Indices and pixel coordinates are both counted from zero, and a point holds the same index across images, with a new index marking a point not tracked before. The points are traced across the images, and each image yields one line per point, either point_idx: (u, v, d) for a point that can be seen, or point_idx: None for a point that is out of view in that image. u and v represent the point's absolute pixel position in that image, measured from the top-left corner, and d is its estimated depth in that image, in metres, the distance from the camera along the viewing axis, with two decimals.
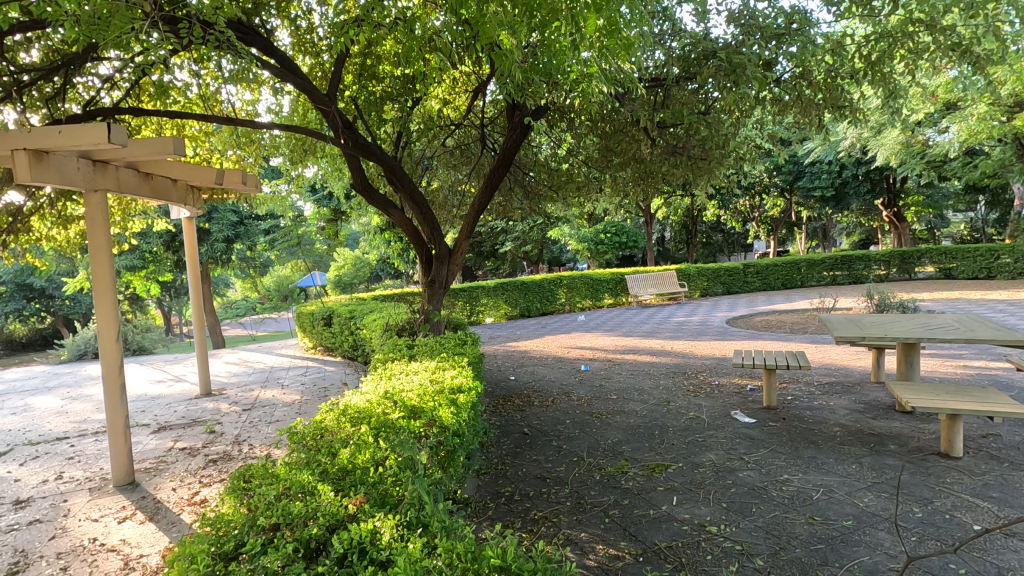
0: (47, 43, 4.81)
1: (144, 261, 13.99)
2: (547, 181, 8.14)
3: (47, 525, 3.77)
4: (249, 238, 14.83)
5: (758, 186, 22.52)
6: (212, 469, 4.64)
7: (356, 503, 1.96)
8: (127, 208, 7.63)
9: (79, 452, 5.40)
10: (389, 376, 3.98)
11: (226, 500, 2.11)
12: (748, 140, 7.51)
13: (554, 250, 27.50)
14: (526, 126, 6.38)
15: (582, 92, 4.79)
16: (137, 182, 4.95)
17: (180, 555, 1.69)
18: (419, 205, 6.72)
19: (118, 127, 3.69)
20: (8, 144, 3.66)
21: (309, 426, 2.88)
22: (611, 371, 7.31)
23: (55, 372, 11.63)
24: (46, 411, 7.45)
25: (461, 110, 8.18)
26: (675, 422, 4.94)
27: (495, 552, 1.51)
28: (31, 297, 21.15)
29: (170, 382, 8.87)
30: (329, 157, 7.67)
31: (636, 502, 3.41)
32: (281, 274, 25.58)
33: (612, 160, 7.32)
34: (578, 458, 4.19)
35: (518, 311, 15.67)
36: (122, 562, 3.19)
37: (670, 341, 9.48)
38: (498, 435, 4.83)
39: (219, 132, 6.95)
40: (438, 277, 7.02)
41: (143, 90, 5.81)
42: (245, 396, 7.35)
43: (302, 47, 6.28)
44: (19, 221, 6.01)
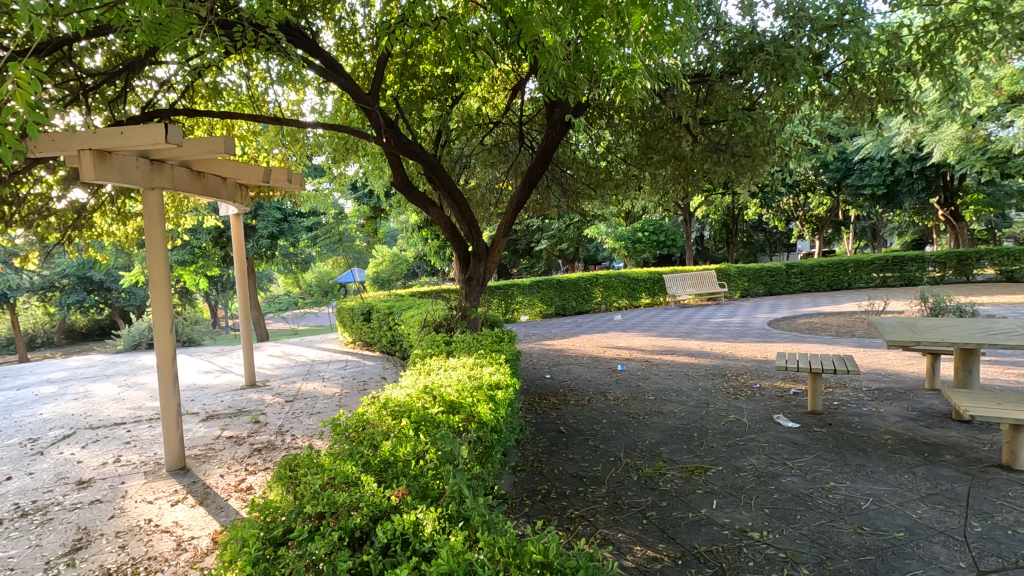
0: (109, 49, 5.07)
1: (194, 257, 14.55)
2: (585, 179, 8.10)
3: (106, 505, 3.98)
4: (293, 234, 15.29)
5: (803, 184, 21.81)
6: (257, 458, 4.81)
7: (398, 495, 2.00)
8: (180, 205, 8.01)
9: (134, 437, 5.69)
10: (427, 371, 4.05)
11: (274, 488, 2.20)
12: (795, 137, 7.29)
13: (590, 248, 27.31)
14: (566, 124, 6.36)
15: (626, 90, 4.74)
16: (190, 181, 5.16)
17: (233, 538, 1.76)
18: (458, 203, 6.78)
19: (175, 128, 3.85)
20: (74, 144, 3.87)
21: (352, 418, 2.95)
22: (648, 371, 7.20)
23: (113, 360, 12.27)
24: (105, 397, 7.88)
25: (499, 108, 8.21)
26: (715, 424, 4.84)
27: (537, 548, 1.51)
28: (91, 290, 22.18)
29: (218, 373, 9.23)
30: (370, 156, 7.83)
31: (675, 504, 3.36)
32: (323, 269, 26.31)
33: (652, 158, 7.23)
34: (615, 458, 4.16)
35: (554, 309, 15.67)
36: (175, 543, 3.34)
37: (710, 342, 9.30)
38: (533, 433, 4.83)
39: (266, 131, 7.17)
40: (475, 274, 7.07)
41: (197, 91, 6.04)
42: (288, 388, 7.58)
43: (345, 48, 6.43)
44: (84, 218, 6.37)
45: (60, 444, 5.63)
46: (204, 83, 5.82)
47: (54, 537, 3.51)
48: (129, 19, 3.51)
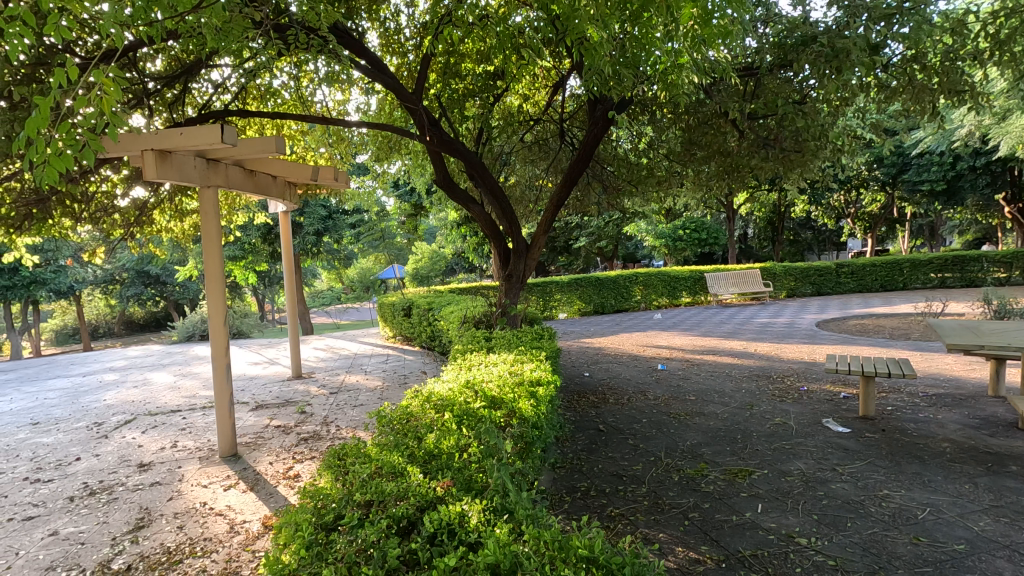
0: (170, 54, 5.32)
1: (244, 252, 15.10)
2: (626, 176, 7.97)
3: (165, 487, 4.20)
4: (337, 231, 15.71)
5: (855, 180, 20.92)
6: (304, 447, 4.98)
7: (443, 486, 2.04)
8: (232, 202, 8.34)
9: (189, 424, 5.97)
10: (469, 366, 4.11)
11: (324, 476, 2.28)
12: (848, 130, 7.01)
13: (629, 245, 26.99)
14: (608, 120, 6.31)
15: (672, 85, 4.65)
16: (242, 179, 5.37)
17: (287, 523, 1.84)
18: (499, 201, 6.82)
19: (230, 129, 4.02)
20: (139, 145, 4.08)
21: (396, 411, 3.02)
22: (689, 371, 7.08)
23: (168, 350, 12.90)
24: (162, 386, 8.30)
25: (540, 105, 8.21)
26: (760, 427, 4.72)
27: (582, 543, 1.53)
28: (148, 284, 23.29)
29: (265, 364, 9.58)
30: (413, 154, 7.98)
31: (717, 507, 3.30)
32: (364, 265, 26.86)
33: (695, 154, 7.08)
34: (655, 458, 4.11)
35: (592, 307, 15.62)
36: (229, 526, 3.50)
37: (754, 343, 9.07)
38: (572, 430, 4.83)
39: (313, 130, 7.39)
40: (515, 271, 7.10)
41: (249, 93, 6.28)
42: (332, 380, 7.83)
43: (390, 48, 6.56)
44: (145, 215, 6.72)
45: (122, 428, 5.97)
46: (256, 84, 6.04)
47: (119, 515, 3.73)
48: (193, 25, 3.65)
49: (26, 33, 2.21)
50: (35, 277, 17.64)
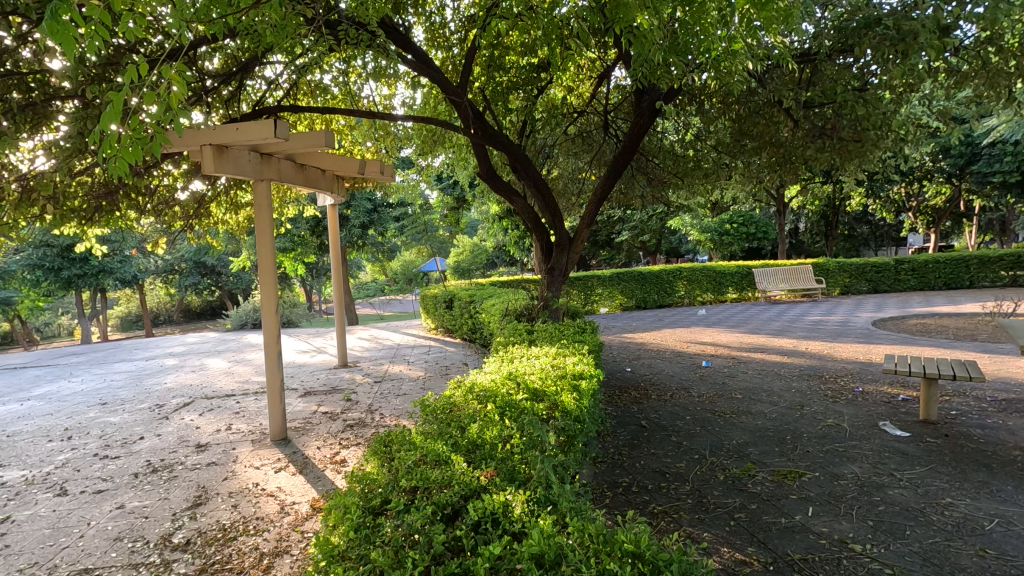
0: (225, 52, 5.52)
1: (294, 244, 15.60)
2: (672, 168, 7.77)
3: (221, 467, 4.41)
4: (381, 224, 16.05)
5: (918, 171, 19.80)
6: (349, 433, 5.12)
7: (487, 476, 2.06)
8: (283, 195, 8.65)
9: (242, 408, 6.24)
10: (510, 359, 4.12)
11: (371, 461, 2.34)
12: (913, 118, 6.63)
13: (672, 239, 26.47)
14: (655, 111, 6.18)
15: (724, 72, 4.50)
16: (294, 173, 5.53)
17: (336, 506, 1.90)
18: (542, 193, 6.80)
19: (283, 125, 4.16)
20: (198, 140, 4.26)
21: (440, 400, 3.06)
22: (735, 369, 6.90)
23: (224, 338, 13.50)
24: (217, 371, 8.71)
25: (584, 97, 8.14)
26: (811, 428, 4.54)
27: (628, 538, 1.51)
28: (205, 274, 24.36)
29: (313, 353, 9.91)
30: (456, 147, 8.04)
31: (765, 508, 3.21)
32: (408, 258, 27.36)
33: (745, 145, 6.86)
34: (699, 456, 4.03)
35: (635, 302, 15.44)
36: (279, 506, 3.65)
37: (804, 341, 8.75)
38: (614, 425, 4.78)
39: (360, 125, 7.55)
40: (558, 264, 7.08)
41: (300, 89, 6.46)
42: (377, 369, 8.03)
43: (435, 42, 6.62)
44: (202, 207, 7.04)
45: (181, 410, 6.29)
46: (307, 80, 6.22)
47: (179, 492, 3.94)
48: (251, 25, 3.79)
49: (99, 34, 2.33)
50: (103, 266, 18.74)
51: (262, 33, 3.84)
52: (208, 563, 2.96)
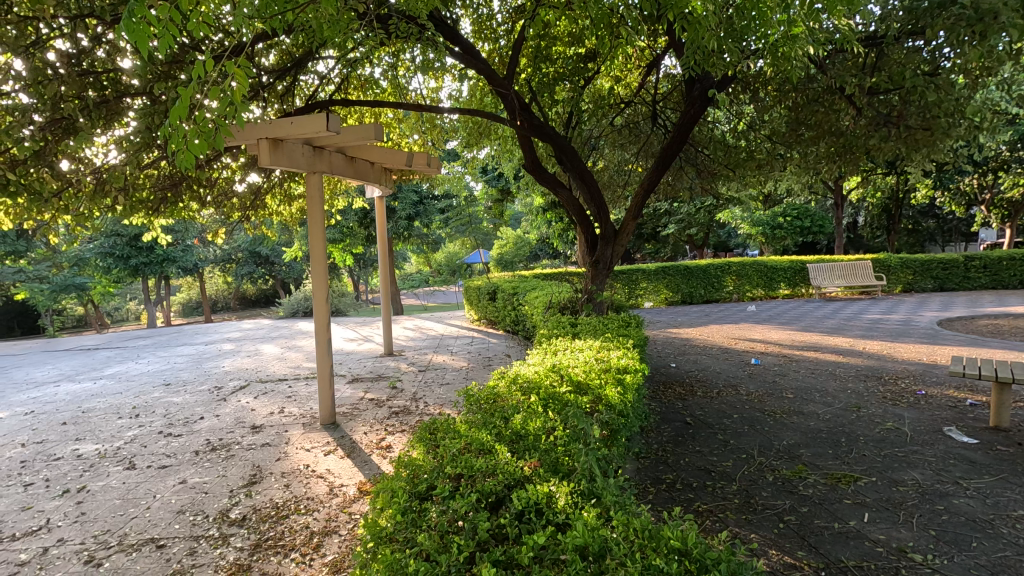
0: (281, 48, 5.71)
1: (343, 236, 16.03)
2: (723, 159, 7.53)
3: (275, 448, 4.61)
4: (427, 216, 16.31)
5: (993, 161, 18.45)
6: (395, 420, 5.25)
7: (531, 467, 2.07)
8: (334, 187, 8.89)
9: (294, 392, 6.50)
10: (554, 351, 4.11)
11: (417, 447, 2.39)
12: (990, 104, 6.17)
13: (720, 233, 25.70)
14: (707, 99, 6.00)
15: (782, 57, 4.31)
16: (344, 165, 5.67)
17: (383, 489, 1.96)
18: (588, 185, 6.74)
19: (335, 118, 4.27)
20: (255, 134, 4.43)
21: (484, 390, 3.10)
22: (787, 367, 6.67)
23: (277, 325, 14.06)
24: (271, 356, 9.08)
25: (632, 87, 8.01)
26: (868, 431, 4.35)
27: (675, 535, 1.49)
28: (259, 263, 25.31)
29: (360, 341, 10.19)
30: (502, 139, 8.06)
31: (817, 512, 3.10)
32: (452, 250, 27.68)
33: (802, 134, 6.58)
34: (747, 455, 3.92)
35: (680, 297, 15.22)
36: (328, 488, 3.78)
37: (862, 340, 8.35)
38: (657, 421, 4.72)
39: (407, 118, 7.69)
40: (602, 257, 7.01)
41: (351, 83, 6.63)
42: (421, 358, 8.19)
43: (482, 34, 6.65)
44: (258, 199, 7.33)
45: (238, 393, 6.60)
46: (358, 75, 6.36)
47: (236, 470, 4.15)
48: (310, 19, 3.90)
49: (169, 32, 2.43)
50: (166, 254, 19.72)
51: (321, 29, 3.96)
52: (263, 539, 3.10)
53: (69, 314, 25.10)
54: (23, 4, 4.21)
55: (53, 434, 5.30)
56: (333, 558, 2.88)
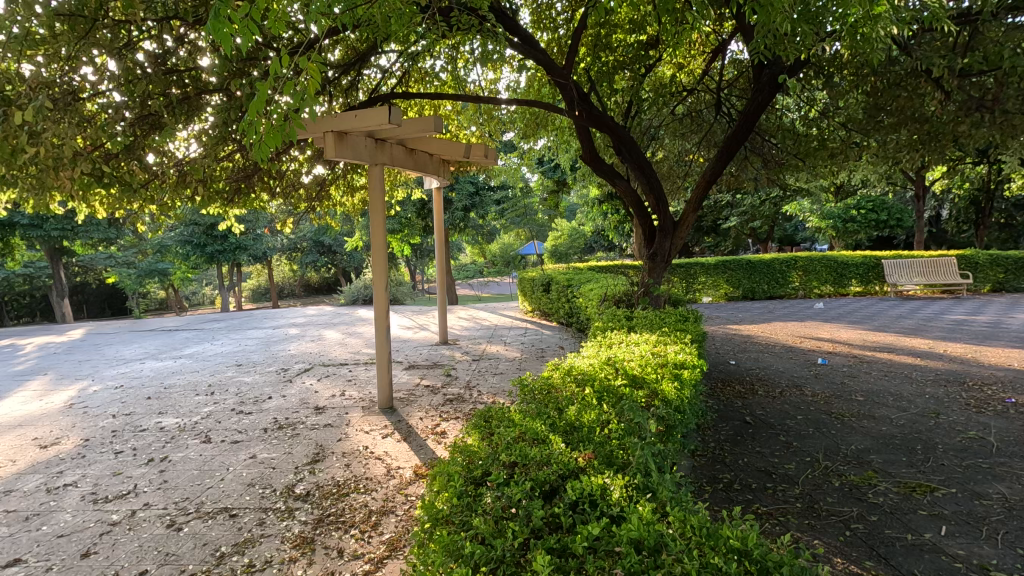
0: (346, 43, 5.89)
1: (402, 227, 16.44)
2: (792, 149, 7.17)
3: (336, 429, 4.82)
4: (483, 207, 16.47)
5: None
6: (449, 407, 5.36)
7: (585, 458, 2.07)
8: (394, 178, 9.12)
9: (354, 377, 6.76)
10: (609, 344, 4.08)
11: (472, 433, 2.44)
12: None
13: (786, 226, 24.51)
14: (776, 85, 5.71)
15: (862, 40, 4.05)
16: (404, 157, 5.79)
17: (441, 472, 2.02)
18: (646, 176, 6.59)
19: (396, 111, 4.37)
20: (322, 128, 4.60)
21: (538, 380, 3.11)
22: (857, 368, 6.32)
23: (339, 312, 14.65)
24: (333, 342, 9.47)
25: (694, 74, 7.77)
26: (947, 439, 4.06)
27: (734, 534, 1.45)
28: (322, 253, 26.35)
29: (417, 329, 10.47)
30: (560, 130, 8.01)
31: (888, 521, 2.93)
32: (507, 241, 27.83)
33: (881, 121, 6.16)
34: (812, 459, 3.76)
35: (741, 292, 14.78)
36: (386, 469, 3.92)
37: (944, 342, 7.77)
38: (715, 419, 4.59)
39: (465, 110, 7.78)
40: (661, 250, 6.86)
41: (411, 77, 6.76)
42: (476, 348, 8.31)
43: (541, 24, 6.61)
44: (324, 190, 7.63)
45: (303, 375, 6.94)
46: (418, 67, 6.48)
47: (301, 448, 4.37)
48: (375, 13, 3.99)
49: (249, 29, 2.54)
50: (239, 243, 20.74)
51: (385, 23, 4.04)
52: (325, 514, 3.27)
53: (153, 297, 27.07)
54: (117, 9, 4.54)
55: (139, 407, 5.76)
56: (390, 537, 2.99)
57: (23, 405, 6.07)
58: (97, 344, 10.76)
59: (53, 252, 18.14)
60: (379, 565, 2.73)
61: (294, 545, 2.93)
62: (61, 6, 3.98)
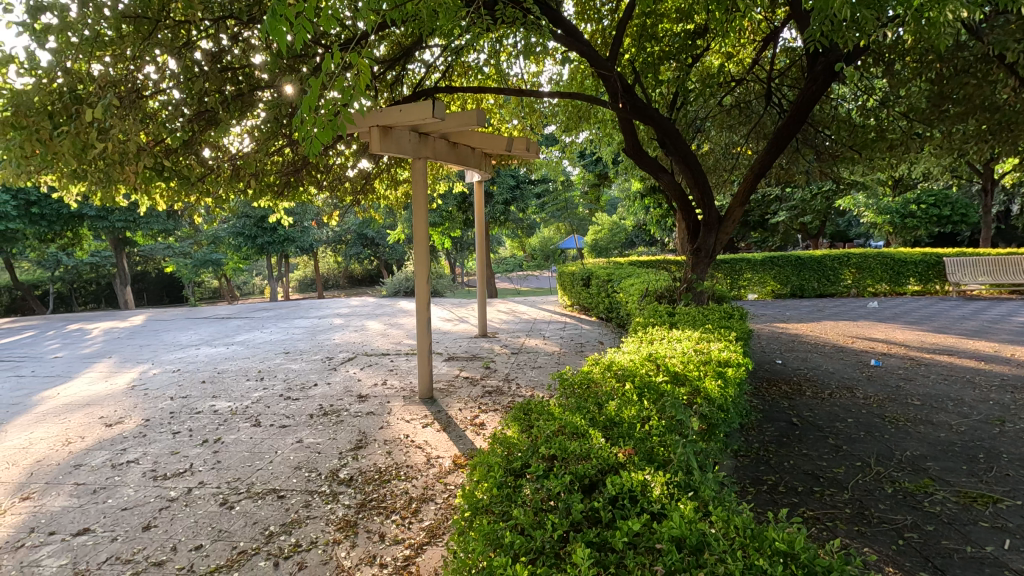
0: (393, 39, 5.99)
1: (442, 220, 16.65)
2: (848, 140, 6.86)
3: (378, 417, 4.94)
4: (523, 201, 16.49)
5: None
6: (488, 399, 5.42)
7: (625, 454, 2.05)
8: (437, 172, 9.24)
9: (395, 366, 6.91)
10: (650, 340, 4.02)
11: (512, 425, 2.46)
12: None
13: (839, 221, 23.51)
14: (832, 73, 5.47)
15: (928, 25, 3.84)
16: (447, 151, 5.84)
17: (481, 463, 2.04)
18: (691, 168, 6.44)
19: (440, 105, 4.40)
20: (368, 122, 4.70)
21: (578, 374, 3.10)
22: (914, 371, 6.02)
23: (381, 303, 14.97)
24: (376, 332, 9.70)
25: (743, 63, 7.54)
26: (1013, 448, 3.83)
27: (780, 536, 1.42)
28: (366, 245, 26.95)
29: (456, 321, 10.60)
30: (602, 122, 7.91)
31: (945, 532, 2.80)
32: (546, 235, 27.81)
33: (947, 110, 5.81)
34: (863, 463, 3.61)
35: (789, 290, 14.34)
36: (426, 458, 4.00)
37: (1012, 346, 7.30)
38: (760, 419, 4.48)
39: (508, 103, 7.79)
40: (705, 245, 6.70)
41: (455, 71, 6.82)
42: (514, 341, 8.35)
43: (586, 15, 6.55)
44: (368, 183, 7.80)
45: (347, 364, 7.14)
46: (462, 62, 6.52)
47: (345, 435, 4.50)
48: (422, 8, 4.03)
49: (302, 26, 2.61)
50: (287, 235, 21.48)
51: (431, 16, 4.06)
52: (367, 499, 3.36)
53: (207, 286, 28.35)
54: (178, 11, 4.75)
55: (195, 390, 6.07)
56: (430, 524, 3.05)
57: (90, 385, 6.48)
58: (156, 329, 11.37)
59: (117, 242, 19.21)
60: (420, 550, 2.80)
61: (338, 528, 3.04)
62: (128, 9, 4.19)
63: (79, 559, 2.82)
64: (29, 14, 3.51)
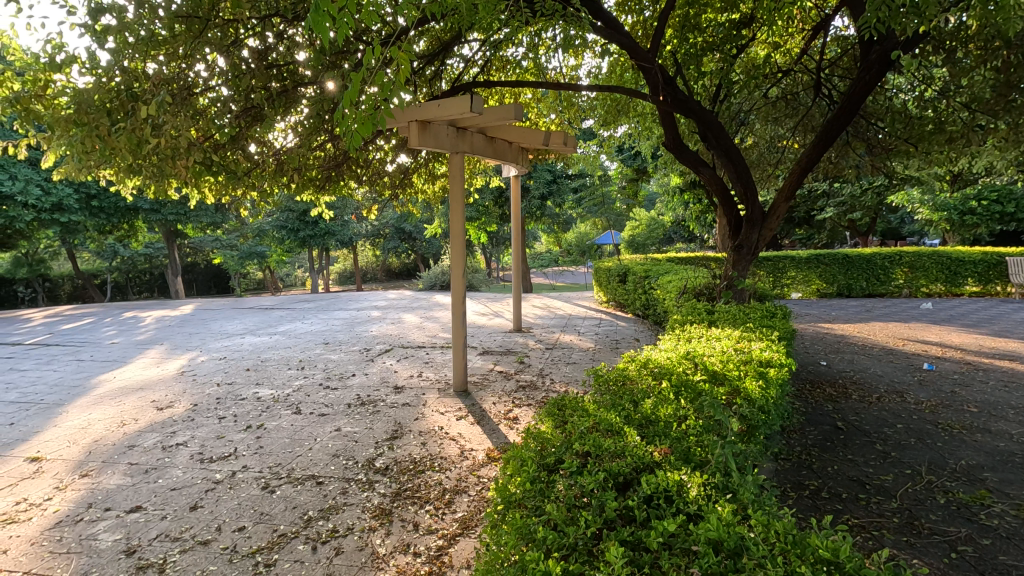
0: (432, 34, 6.04)
1: (479, 214, 16.70)
2: (903, 133, 6.53)
3: (413, 408, 5.02)
4: (559, 195, 16.40)
5: None
6: (522, 393, 5.42)
7: (661, 453, 2.02)
8: (473, 166, 9.27)
9: (431, 359, 7.00)
10: (687, 338, 3.94)
11: (546, 420, 2.46)
12: None
13: (890, 217, 22.44)
14: (888, 62, 5.20)
15: (997, 9, 3.60)
16: (484, 145, 5.84)
17: (514, 457, 2.05)
18: (734, 163, 6.26)
19: (478, 100, 4.40)
20: (407, 117, 4.74)
21: (614, 371, 3.06)
22: (970, 376, 5.71)
23: (417, 296, 15.18)
24: (412, 325, 9.84)
25: (791, 53, 7.27)
26: None
27: (824, 544, 1.36)
28: (403, 240, 27.34)
29: (492, 316, 10.64)
30: (642, 116, 7.78)
31: (1003, 547, 2.64)
32: (582, 231, 27.59)
33: (1014, 100, 5.50)
34: (913, 471, 3.45)
35: (835, 289, 13.81)
36: (460, 450, 4.04)
37: None
38: (802, 422, 4.33)
39: (546, 97, 7.73)
40: (747, 241, 6.52)
41: (493, 66, 6.82)
42: (549, 336, 8.33)
43: (626, 7, 6.44)
44: (407, 178, 7.89)
45: (384, 355, 7.27)
46: (500, 56, 6.51)
47: (381, 425, 4.58)
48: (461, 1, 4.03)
49: (345, 23, 2.64)
50: (328, 229, 21.98)
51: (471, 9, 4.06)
52: (402, 488, 3.42)
53: (251, 277, 29.34)
54: (227, 10, 4.88)
55: (239, 377, 6.31)
56: (463, 515, 3.08)
57: (144, 370, 6.82)
58: (205, 318, 11.86)
59: (170, 234, 20.04)
60: (452, 541, 2.83)
61: (374, 515, 3.10)
62: (180, 9, 4.34)
63: (132, 534, 2.97)
64: (90, 16, 3.69)
